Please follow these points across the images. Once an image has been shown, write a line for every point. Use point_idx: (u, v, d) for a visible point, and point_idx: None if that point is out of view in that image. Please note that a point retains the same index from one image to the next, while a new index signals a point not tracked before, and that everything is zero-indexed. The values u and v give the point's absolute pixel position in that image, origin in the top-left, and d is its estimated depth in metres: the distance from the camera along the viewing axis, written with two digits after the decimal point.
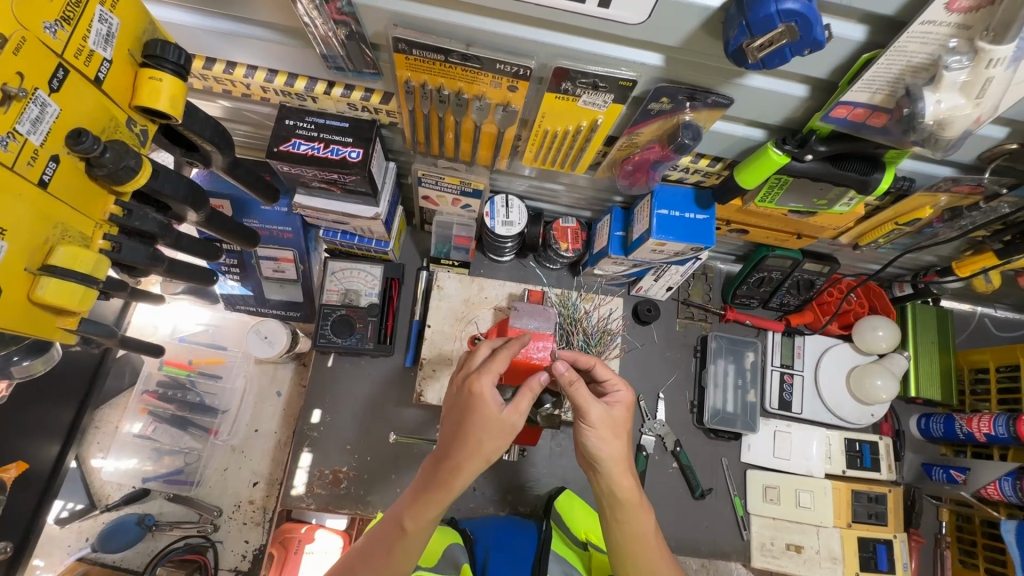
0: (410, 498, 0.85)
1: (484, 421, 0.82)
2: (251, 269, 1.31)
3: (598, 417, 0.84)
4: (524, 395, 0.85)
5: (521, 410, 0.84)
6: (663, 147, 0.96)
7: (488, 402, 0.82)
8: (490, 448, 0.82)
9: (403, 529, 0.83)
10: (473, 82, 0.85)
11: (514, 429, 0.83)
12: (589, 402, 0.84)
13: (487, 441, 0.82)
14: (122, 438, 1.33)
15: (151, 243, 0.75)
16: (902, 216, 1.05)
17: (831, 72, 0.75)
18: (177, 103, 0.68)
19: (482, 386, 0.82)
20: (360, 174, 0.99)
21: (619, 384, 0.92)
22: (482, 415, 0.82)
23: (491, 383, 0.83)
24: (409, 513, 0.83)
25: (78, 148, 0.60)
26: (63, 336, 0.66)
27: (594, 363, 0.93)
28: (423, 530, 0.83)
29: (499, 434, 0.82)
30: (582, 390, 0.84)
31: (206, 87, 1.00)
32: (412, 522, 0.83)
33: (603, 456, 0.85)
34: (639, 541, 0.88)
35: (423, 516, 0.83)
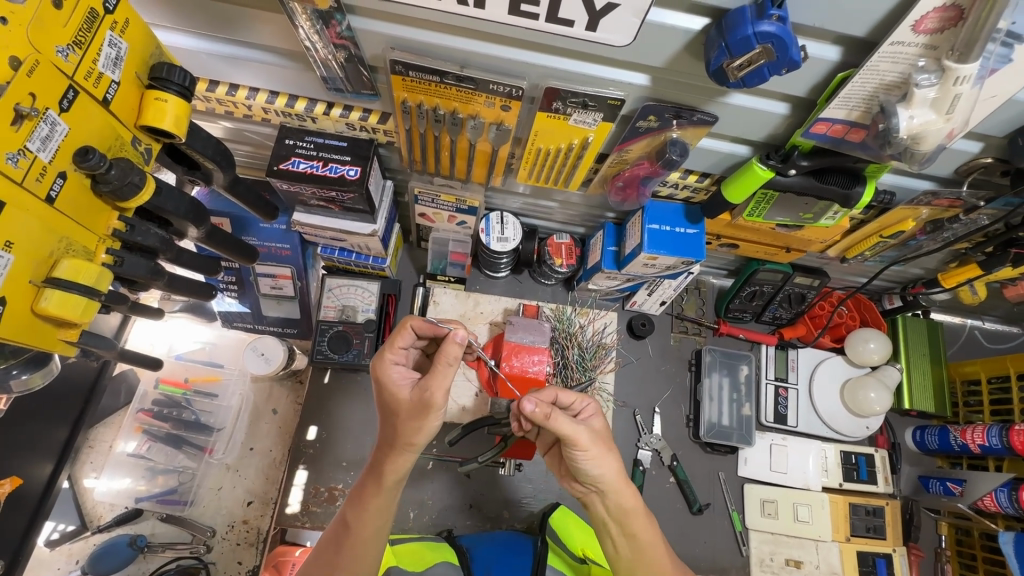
0: (352, 494, 0.89)
1: (397, 407, 0.84)
2: (249, 286, 1.32)
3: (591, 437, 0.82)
4: (439, 368, 0.78)
5: (432, 386, 0.79)
6: (652, 163, 0.99)
7: (393, 384, 0.85)
8: (408, 431, 0.82)
9: (346, 523, 0.86)
10: (468, 102, 0.89)
11: (430, 407, 0.80)
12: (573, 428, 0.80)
13: (409, 427, 0.82)
14: (116, 458, 1.33)
15: (152, 257, 0.77)
16: (887, 229, 1.07)
17: (810, 90, 0.78)
18: (181, 122, 0.71)
19: (383, 371, 0.86)
20: (357, 192, 1.02)
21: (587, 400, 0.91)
22: (393, 401, 0.85)
23: (392, 363, 0.87)
24: (351, 509, 0.87)
25: (84, 165, 0.62)
26: (64, 348, 0.68)
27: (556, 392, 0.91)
28: (365, 521, 0.85)
29: (415, 415, 0.81)
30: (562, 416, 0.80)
31: (209, 109, 1.03)
32: (354, 516, 0.86)
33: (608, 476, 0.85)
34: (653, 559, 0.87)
35: (365, 509, 0.86)
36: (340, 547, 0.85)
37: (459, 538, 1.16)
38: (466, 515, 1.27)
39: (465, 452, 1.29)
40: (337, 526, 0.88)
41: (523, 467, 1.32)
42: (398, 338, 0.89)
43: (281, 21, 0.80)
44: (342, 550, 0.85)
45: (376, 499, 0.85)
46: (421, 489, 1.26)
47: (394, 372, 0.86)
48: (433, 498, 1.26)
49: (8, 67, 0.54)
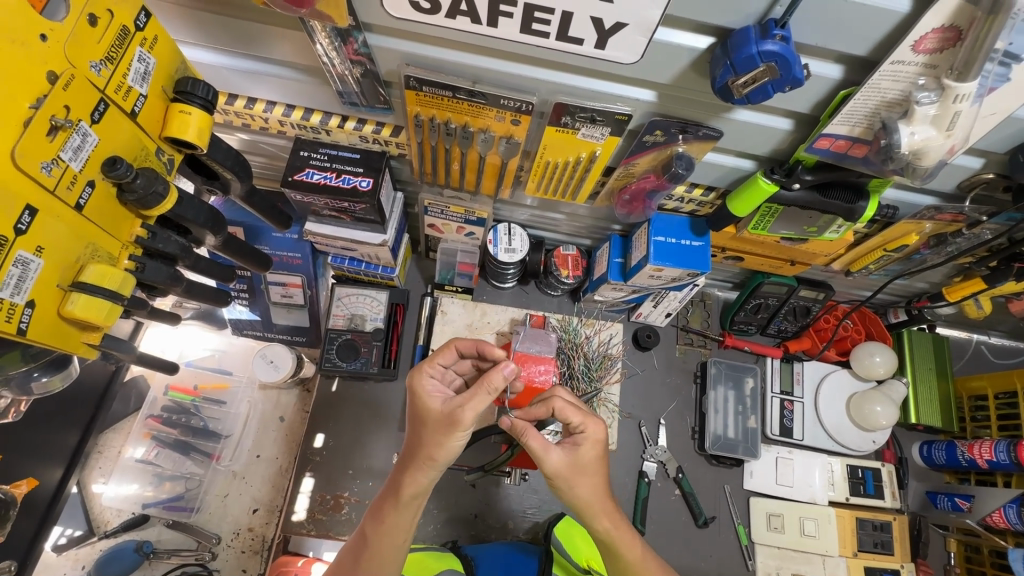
0: (373, 507, 0.89)
1: (425, 420, 0.83)
2: (260, 294, 1.34)
3: (563, 462, 0.82)
4: (479, 394, 0.77)
5: (465, 405, 0.78)
6: (659, 176, 1.01)
7: (426, 396, 0.84)
8: (432, 445, 0.81)
9: (365, 536, 0.87)
10: (478, 117, 0.91)
11: (457, 425, 0.78)
12: (544, 449, 0.82)
13: (432, 441, 0.81)
14: (124, 463, 1.34)
15: (171, 263, 0.79)
16: (891, 243, 1.09)
17: (813, 106, 0.80)
18: (203, 134, 0.74)
19: (419, 384, 0.85)
20: (369, 203, 1.04)
21: (584, 423, 0.85)
22: (423, 412, 0.84)
23: (428, 377, 0.87)
24: (370, 522, 0.87)
25: (112, 175, 0.64)
26: (86, 351, 0.69)
27: (556, 406, 0.89)
28: (383, 535, 0.85)
29: (442, 430, 0.80)
30: (531, 437, 0.82)
31: (227, 121, 1.06)
32: (372, 529, 0.86)
33: (597, 504, 0.84)
34: None
35: (383, 522, 0.85)
36: (360, 560, 0.85)
37: (463, 548, 1.16)
38: (471, 525, 1.27)
39: (471, 461, 1.29)
40: (356, 539, 0.88)
41: (528, 477, 1.32)
42: (440, 354, 0.94)
43: (299, 38, 0.83)
44: (361, 563, 0.85)
45: (395, 514, 0.85)
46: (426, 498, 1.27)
47: (429, 384, 0.86)
48: (438, 507, 1.27)
49: (46, 80, 0.57)
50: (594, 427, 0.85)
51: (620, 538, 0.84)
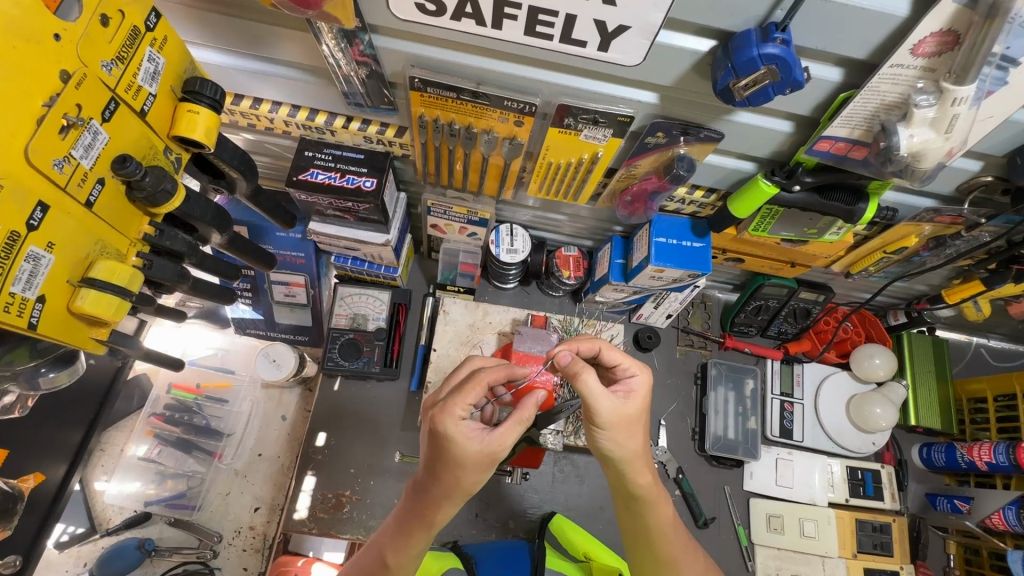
0: (390, 534, 0.87)
1: (458, 461, 0.77)
2: (263, 293, 1.35)
3: (621, 407, 0.80)
4: (514, 424, 0.77)
5: (506, 441, 0.77)
6: (660, 178, 1.02)
7: (462, 441, 0.75)
8: (469, 483, 0.79)
9: (387, 564, 0.86)
10: (483, 117, 0.92)
11: (498, 459, 0.78)
12: (604, 395, 0.79)
13: (469, 478, 0.78)
14: (127, 461, 1.34)
15: (177, 262, 0.80)
16: (890, 245, 1.09)
17: (813, 108, 0.81)
18: (211, 133, 0.75)
19: (451, 426, 0.75)
20: (373, 202, 1.05)
21: (635, 367, 0.88)
22: (458, 456, 0.76)
23: (460, 418, 0.76)
24: (390, 551, 0.86)
25: (122, 172, 0.65)
26: (94, 346, 0.70)
27: (602, 346, 0.89)
28: (407, 559, 0.86)
29: (480, 467, 0.77)
30: (592, 380, 0.78)
31: (232, 121, 1.07)
32: (395, 556, 0.85)
33: (642, 457, 0.85)
34: (662, 532, 0.90)
35: (407, 550, 0.85)
36: None
37: (464, 547, 1.17)
38: (472, 524, 1.28)
39: None
40: (374, 564, 0.87)
41: (529, 477, 1.33)
42: (471, 393, 0.78)
43: (305, 39, 0.84)
44: None
45: (420, 540, 0.85)
46: None
47: (462, 428, 0.76)
48: None
49: (58, 80, 0.58)
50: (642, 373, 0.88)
51: (654, 496, 0.87)
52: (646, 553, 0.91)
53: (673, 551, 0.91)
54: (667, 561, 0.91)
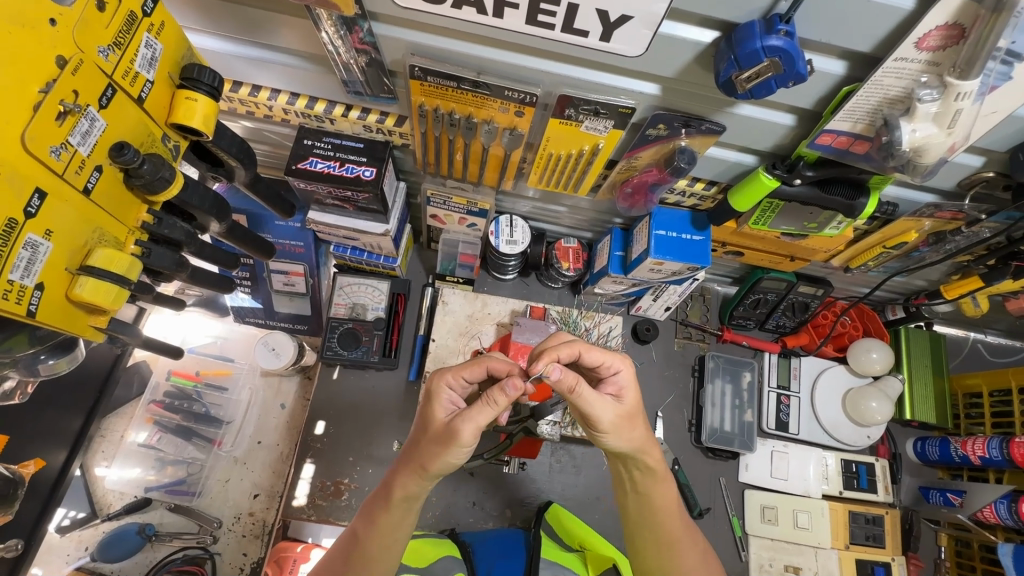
0: (365, 507, 0.90)
1: (428, 426, 0.83)
2: (262, 282, 1.35)
3: (619, 412, 0.84)
4: (478, 406, 0.77)
5: (465, 421, 0.78)
6: (660, 170, 1.01)
7: (437, 404, 0.84)
8: (427, 454, 0.81)
9: (355, 536, 0.87)
10: (482, 107, 0.92)
11: (455, 440, 0.78)
12: (600, 402, 0.82)
13: (430, 452, 0.81)
14: (127, 447, 1.36)
15: (176, 250, 0.80)
16: (890, 240, 1.09)
17: (816, 102, 0.80)
18: (209, 120, 0.74)
19: (436, 389, 0.85)
20: (372, 191, 1.05)
21: (617, 362, 0.88)
22: (429, 420, 0.84)
23: (448, 386, 0.85)
24: (361, 521, 0.88)
25: (119, 160, 0.64)
26: (93, 334, 0.70)
27: (581, 350, 0.86)
28: (372, 536, 0.86)
29: (439, 442, 0.80)
30: (587, 391, 0.79)
31: (231, 108, 1.06)
32: (362, 529, 0.87)
33: (649, 445, 0.89)
34: (670, 512, 0.93)
35: (375, 522, 0.86)
36: (347, 559, 0.85)
37: (461, 535, 1.19)
38: (469, 513, 1.29)
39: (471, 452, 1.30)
40: (345, 539, 0.88)
41: (526, 467, 1.34)
42: (468, 369, 0.87)
43: (305, 26, 0.83)
44: (350, 563, 0.85)
45: (385, 515, 0.86)
46: None
47: (444, 396, 0.84)
48: (436, 495, 1.28)
49: (55, 65, 0.57)
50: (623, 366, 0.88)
51: (661, 472, 0.91)
52: (651, 539, 0.93)
53: (674, 531, 0.93)
54: (667, 543, 0.92)
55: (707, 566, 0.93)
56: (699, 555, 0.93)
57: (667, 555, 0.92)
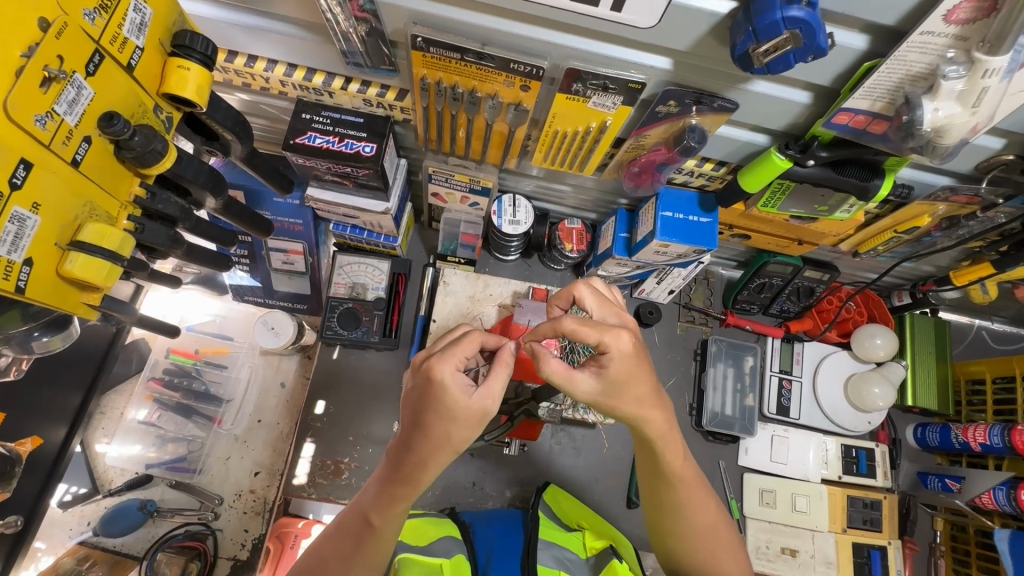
0: (374, 497, 0.82)
1: (452, 415, 0.74)
2: (261, 260, 1.33)
3: (596, 386, 0.75)
4: (499, 373, 0.77)
5: (495, 393, 0.76)
6: (670, 149, 0.98)
7: (456, 392, 0.74)
8: (458, 440, 0.76)
9: (370, 524, 0.82)
10: (486, 81, 0.88)
11: (489, 414, 0.77)
12: (570, 375, 0.75)
13: (460, 434, 0.76)
14: (127, 425, 1.35)
15: (170, 226, 0.78)
16: (901, 225, 1.07)
17: (834, 79, 0.77)
18: (202, 91, 0.71)
19: (448, 376, 0.74)
20: (372, 168, 1.02)
21: (601, 339, 0.72)
22: (448, 409, 0.74)
23: (455, 369, 0.75)
24: (374, 509, 0.82)
25: (109, 131, 0.62)
26: (86, 311, 0.69)
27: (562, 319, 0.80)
28: (389, 521, 0.82)
29: (473, 422, 0.75)
30: (554, 363, 0.74)
31: (226, 80, 1.03)
32: (377, 517, 0.82)
33: (648, 412, 0.79)
34: (684, 476, 0.88)
35: (389, 508, 0.81)
36: (362, 547, 0.83)
37: (461, 514, 1.19)
38: (469, 492, 1.29)
39: None
40: (356, 526, 0.84)
41: (526, 448, 1.34)
42: (466, 345, 0.78)
43: None
44: (366, 548, 0.83)
45: (402, 501, 0.81)
46: None
47: (456, 380, 0.74)
48: (436, 474, 1.29)
49: (38, 28, 0.55)
50: (613, 342, 0.72)
51: (665, 442, 0.83)
52: (666, 501, 0.90)
53: (689, 496, 0.89)
54: (673, 507, 0.89)
55: (714, 530, 0.91)
56: (708, 521, 0.90)
57: (673, 518, 0.90)
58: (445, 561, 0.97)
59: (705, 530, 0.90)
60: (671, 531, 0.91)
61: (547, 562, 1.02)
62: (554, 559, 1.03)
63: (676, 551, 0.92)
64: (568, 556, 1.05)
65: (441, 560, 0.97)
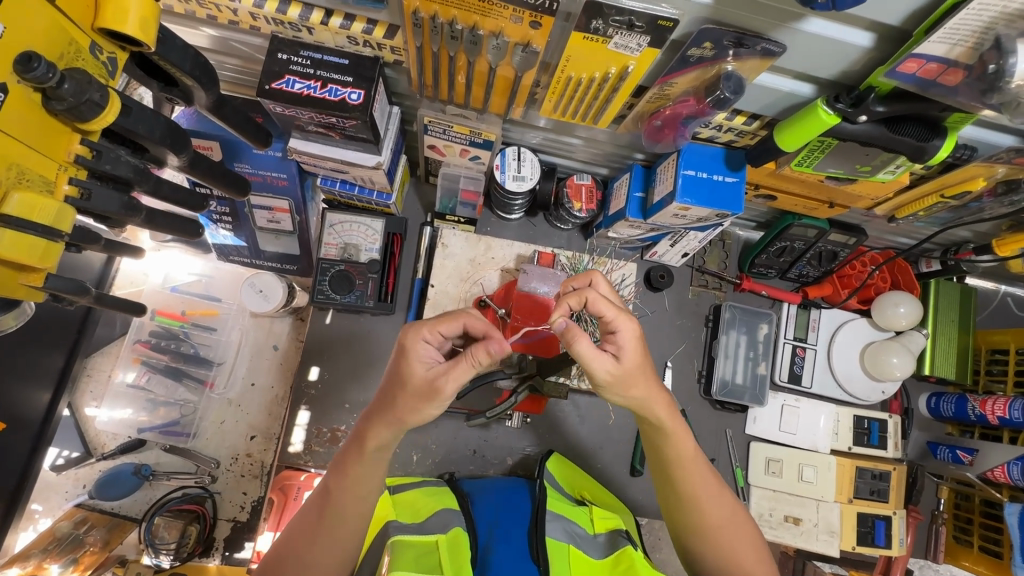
0: (336, 460, 0.83)
1: (404, 382, 0.75)
2: (244, 219, 1.22)
3: (613, 370, 0.76)
4: (461, 365, 0.71)
5: (449, 376, 0.72)
6: (699, 100, 0.86)
7: (413, 360, 0.75)
8: (413, 412, 0.75)
9: (328, 491, 0.81)
10: (489, 15, 0.75)
11: (438, 395, 0.73)
12: (595, 356, 0.75)
13: (407, 405, 0.75)
14: (116, 388, 1.30)
15: (126, 190, 0.68)
16: (948, 188, 0.96)
17: (906, 18, 0.65)
18: (147, 24, 0.59)
19: (411, 343, 0.75)
20: (360, 119, 0.90)
21: (617, 320, 0.77)
22: (405, 375, 0.75)
23: (425, 340, 0.76)
24: (333, 478, 0.81)
25: (29, 76, 0.52)
26: (29, 293, 0.61)
27: (589, 297, 0.77)
28: (344, 488, 0.80)
29: (420, 396, 0.74)
30: (586, 345, 0.73)
31: (188, 12, 0.89)
32: (335, 483, 0.80)
33: (654, 402, 0.82)
34: (683, 463, 0.87)
35: (347, 474, 0.80)
36: (321, 516, 0.81)
37: (461, 483, 1.16)
38: (470, 461, 1.26)
39: (473, 404, 1.25)
40: (318, 493, 0.83)
41: (529, 418, 1.29)
42: (446, 323, 0.78)
43: None
44: (324, 519, 0.80)
45: (359, 466, 0.79)
46: (424, 434, 1.25)
47: (421, 349, 0.75)
48: (435, 443, 1.25)
49: None
50: (625, 326, 0.77)
51: (672, 427, 0.85)
52: (669, 488, 0.89)
53: (695, 484, 0.87)
54: (689, 499, 0.87)
55: (735, 522, 0.88)
56: (727, 513, 0.88)
57: (689, 510, 0.88)
58: (441, 538, 0.92)
59: (724, 525, 0.88)
60: (689, 524, 0.88)
61: (556, 534, 0.98)
62: (563, 532, 0.99)
63: (697, 549, 0.89)
64: (576, 529, 1.02)
65: (437, 537, 0.92)
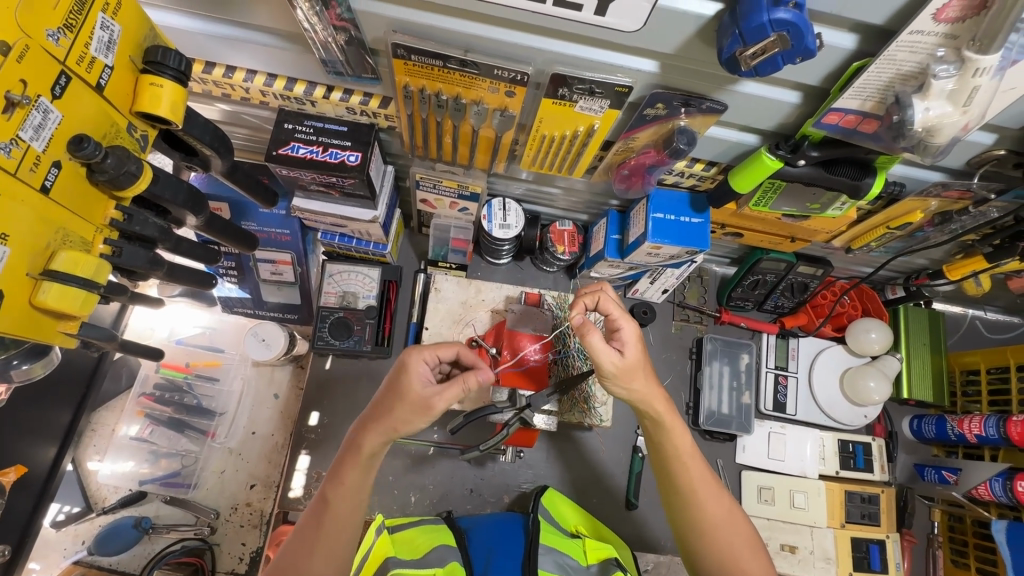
0: (331, 470, 0.87)
1: (399, 394, 0.82)
2: (249, 271, 1.31)
3: (618, 363, 0.83)
4: (456, 386, 0.81)
5: (442, 395, 0.81)
6: (659, 151, 0.97)
7: (414, 376, 0.83)
8: (400, 421, 0.82)
9: (325, 499, 0.84)
10: (471, 88, 0.87)
11: (429, 411, 0.81)
12: (603, 348, 0.82)
13: (399, 416, 0.81)
14: (119, 441, 1.33)
15: (150, 247, 0.77)
16: (893, 220, 1.06)
17: (823, 78, 0.76)
18: (177, 108, 0.70)
19: (414, 362, 0.84)
20: (358, 177, 1.00)
21: (621, 319, 0.86)
22: (403, 390, 0.82)
23: (423, 360, 0.85)
24: (331, 486, 0.84)
25: (79, 154, 0.61)
26: (63, 340, 0.69)
27: (602, 297, 0.88)
28: (344, 495, 0.83)
29: (413, 408, 0.81)
30: (597, 338, 0.81)
31: (205, 91, 1.01)
32: (331, 491, 0.84)
33: (653, 398, 0.88)
34: (679, 458, 0.91)
35: (342, 482, 0.84)
36: (319, 525, 0.83)
37: (458, 520, 1.18)
38: (467, 499, 1.28)
39: (465, 441, 1.28)
40: (316, 505, 0.85)
41: (524, 454, 1.33)
42: (443, 347, 0.88)
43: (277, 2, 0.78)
44: (322, 528, 0.83)
45: (353, 472, 0.84)
46: (421, 474, 1.28)
47: (421, 368, 0.84)
48: (433, 482, 1.28)
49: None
50: (627, 326, 0.86)
51: (670, 423, 0.90)
52: (668, 484, 0.93)
53: (694, 478, 0.91)
54: (686, 489, 0.91)
55: (732, 519, 0.91)
56: (724, 508, 0.91)
57: (688, 503, 0.91)
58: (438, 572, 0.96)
59: (722, 520, 0.91)
60: (688, 519, 0.91)
61: (548, 568, 1.01)
62: (555, 564, 1.02)
63: (694, 542, 0.91)
64: (569, 562, 1.04)
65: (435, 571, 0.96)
